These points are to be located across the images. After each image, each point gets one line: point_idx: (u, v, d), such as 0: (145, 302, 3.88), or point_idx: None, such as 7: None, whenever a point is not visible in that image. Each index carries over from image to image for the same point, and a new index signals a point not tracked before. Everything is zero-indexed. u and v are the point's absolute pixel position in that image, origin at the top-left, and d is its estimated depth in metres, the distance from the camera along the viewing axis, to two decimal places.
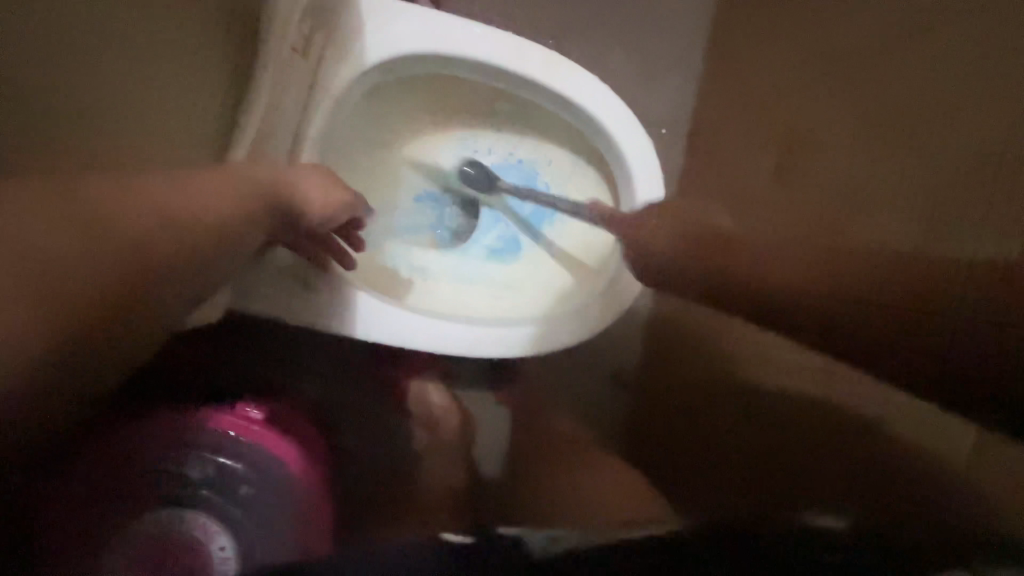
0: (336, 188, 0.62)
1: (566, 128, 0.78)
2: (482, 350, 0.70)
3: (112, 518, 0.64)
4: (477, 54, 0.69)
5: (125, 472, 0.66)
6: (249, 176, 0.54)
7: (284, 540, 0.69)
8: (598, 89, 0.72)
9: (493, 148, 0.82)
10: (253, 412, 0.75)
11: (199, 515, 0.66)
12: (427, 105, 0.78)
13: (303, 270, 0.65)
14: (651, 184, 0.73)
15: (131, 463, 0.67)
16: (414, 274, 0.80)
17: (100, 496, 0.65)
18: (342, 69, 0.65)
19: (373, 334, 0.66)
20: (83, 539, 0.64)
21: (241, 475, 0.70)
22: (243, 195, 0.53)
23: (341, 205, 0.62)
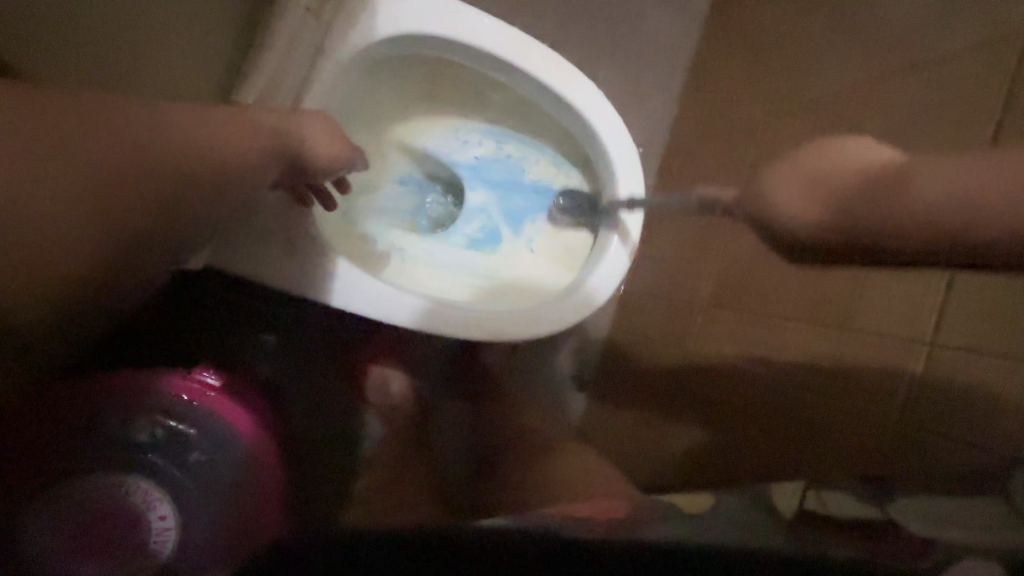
0: (340, 139, 0.60)
1: (556, 130, 0.81)
2: (457, 331, 0.70)
3: (49, 477, 0.60)
4: (483, 44, 0.71)
5: (71, 428, 0.62)
6: (262, 121, 0.53)
7: (230, 514, 0.65)
8: (593, 94, 0.76)
9: (483, 141, 0.85)
10: (211, 377, 0.70)
11: (142, 482, 0.62)
12: (424, 90, 0.80)
13: (291, 230, 0.64)
14: (634, 192, 0.76)
15: (74, 421, 0.62)
16: (392, 253, 0.80)
17: (36, 453, 0.61)
18: (349, 37, 0.65)
19: (350, 303, 0.65)
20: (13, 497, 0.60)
21: (193, 441, 0.66)
22: (258, 138, 0.52)
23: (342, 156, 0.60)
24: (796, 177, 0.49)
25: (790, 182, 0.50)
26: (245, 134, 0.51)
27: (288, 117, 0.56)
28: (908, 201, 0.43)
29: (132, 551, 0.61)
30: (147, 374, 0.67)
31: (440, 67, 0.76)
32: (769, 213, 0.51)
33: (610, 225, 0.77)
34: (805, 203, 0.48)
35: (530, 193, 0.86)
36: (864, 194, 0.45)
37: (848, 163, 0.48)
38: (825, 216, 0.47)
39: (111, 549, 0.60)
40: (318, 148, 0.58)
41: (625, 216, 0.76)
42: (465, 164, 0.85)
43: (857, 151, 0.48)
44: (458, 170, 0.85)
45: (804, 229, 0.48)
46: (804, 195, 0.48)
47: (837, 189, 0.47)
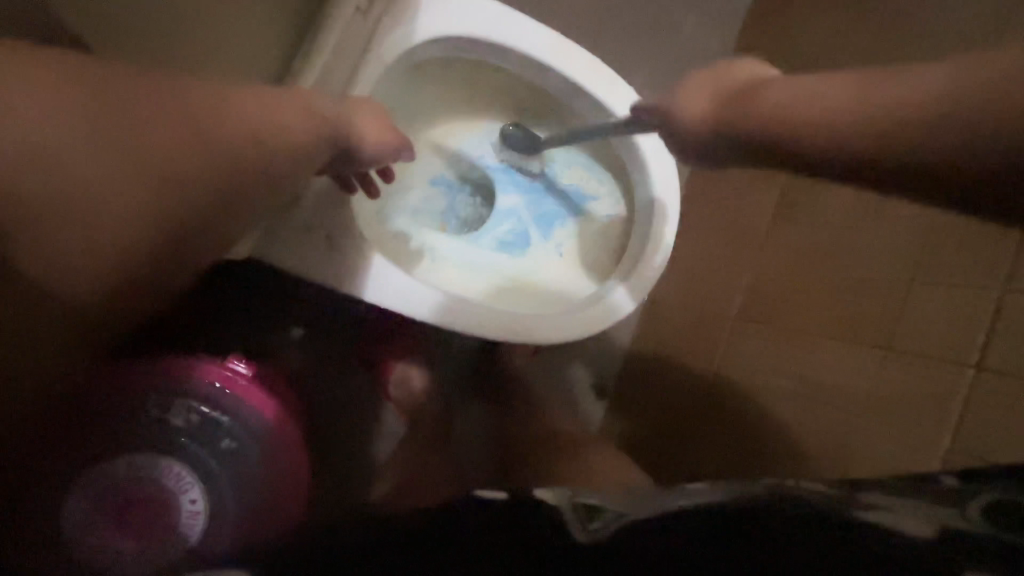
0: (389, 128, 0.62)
1: (592, 135, 0.82)
2: (486, 331, 0.70)
3: (89, 454, 0.62)
4: (523, 47, 0.72)
5: (105, 411, 0.64)
6: (313, 110, 0.55)
7: (258, 502, 0.67)
8: (630, 99, 0.76)
9: (516, 144, 0.85)
10: (242, 366, 0.71)
11: (176, 464, 0.64)
12: (459, 92, 0.80)
13: (330, 225, 0.65)
14: (670, 198, 0.76)
15: (111, 402, 0.64)
16: (423, 252, 0.80)
17: (76, 430, 0.63)
18: (391, 38, 0.66)
19: (383, 299, 0.66)
20: (50, 470, 0.62)
21: (225, 428, 0.67)
22: (311, 128, 0.54)
23: (390, 143, 0.62)
24: (704, 86, 0.56)
25: (702, 90, 0.56)
26: (300, 123, 0.53)
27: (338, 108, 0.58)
28: (776, 101, 0.49)
29: (165, 532, 0.63)
30: (182, 359, 0.68)
31: (480, 70, 0.77)
32: (679, 116, 0.57)
33: (643, 232, 0.77)
34: (705, 103, 0.55)
35: (562, 197, 0.86)
36: (743, 96, 0.52)
37: (741, 79, 0.55)
38: (722, 108, 0.54)
39: (145, 529, 0.62)
40: (367, 136, 0.60)
41: (659, 222, 0.76)
42: (498, 167, 0.86)
43: (752, 69, 0.57)
44: (491, 172, 0.86)
45: (694, 121, 0.56)
46: (708, 97, 0.55)
47: (730, 91, 0.54)
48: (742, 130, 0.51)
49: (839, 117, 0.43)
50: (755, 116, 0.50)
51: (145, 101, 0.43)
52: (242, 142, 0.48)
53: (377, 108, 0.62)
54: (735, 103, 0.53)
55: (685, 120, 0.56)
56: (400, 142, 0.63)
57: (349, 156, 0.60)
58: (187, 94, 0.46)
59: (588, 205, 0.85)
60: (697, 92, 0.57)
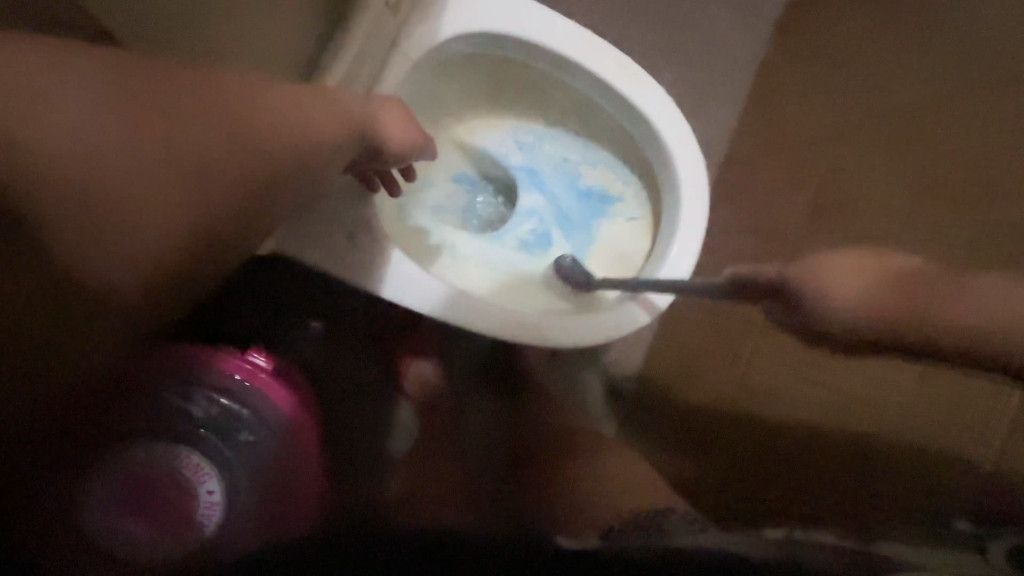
0: (411, 125, 0.63)
1: (619, 136, 0.80)
2: (506, 333, 0.69)
3: (108, 442, 0.62)
4: (552, 44, 0.70)
5: (129, 398, 0.64)
6: (339, 105, 0.55)
7: (274, 495, 0.67)
8: (661, 99, 0.74)
9: (541, 144, 0.84)
10: (262, 360, 0.71)
11: (194, 454, 0.64)
12: (485, 90, 0.79)
13: (352, 221, 0.64)
14: (700, 203, 0.74)
15: (133, 391, 0.65)
16: (443, 250, 0.79)
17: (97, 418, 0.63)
18: (419, 33, 0.65)
19: (404, 298, 0.65)
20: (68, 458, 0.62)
21: (244, 421, 0.68)
22: (337, 123, 0.54)
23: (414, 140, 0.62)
24: (849, 266, 0.49)
25: (849, 272, 0.48)
26: (326, 118, 0.53)
27: (364, 103, 0.58)
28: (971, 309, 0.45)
29: (182, 521, 0.63)
30: (205, 351, 0.69)
31: (507, 68, 0.76)
32: (824, 307, 0.49)
33: (669, 236, 0.75)
34: (858, 285, 0.48)
35: (586, 199, 0.84)
36: (904, 296, 0.47)
37: (882, 262, 0.49)
38: (886, 301, 0.47)
39: (163, 515, 0.62)
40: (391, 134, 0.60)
41: (687, 228, 0.73)
42: (521, 167, 0.84)
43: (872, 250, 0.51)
44: (514, 172, 0.84)
45: (846, 314, 0.48)
46: (860, 279, 0.48)
47: (882, 276, 0.48)
48: (902, 335, 0.47)
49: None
50: (946, 329, 0.46)
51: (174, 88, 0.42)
52: (269, 134, 0.47)
53: (400, 107, 0.63)
54: (901, 296, 0.47)
55: (831, 315, 0.48)
56: (423, 140, 0.65)
57: (374, 152, 0.60)
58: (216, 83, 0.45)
59: (612, 206, 0.84)
60: (850, 272, 0.48)
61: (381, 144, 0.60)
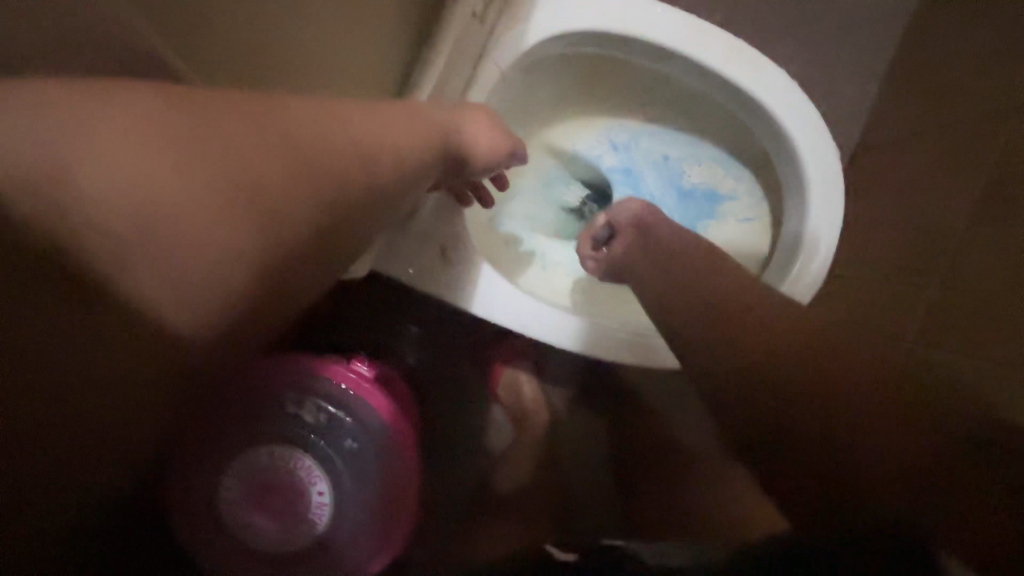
0: (501, 133, 0.61)
1: (730, 126, 0.71)
2: (599, 349, 0.66)
3: (233, 440, 0.67)
4: (652, 34, 0.64)
5: (243, 399, 0.68)
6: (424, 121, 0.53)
7: (375, 500, 0.70)
8: (781, 80, 0.64)
9: (639, 142, 0.78)
10: (365, 368, 0.73)
11: (307, 457, 0.68)
12: (577, 91, 0.75)
13: (444, 238, 0.63)
14: (831, 197, 0.64)
15: (252, 396, 0.68)
16: (534, 259, 0.76)
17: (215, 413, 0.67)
18: (505, 41, 0.63)
19: (493, 312, 0.63)
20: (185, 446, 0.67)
21: (348, 428, 0.69)
22: (421, 143, 0.52)
23: (502, 148, 0.61)
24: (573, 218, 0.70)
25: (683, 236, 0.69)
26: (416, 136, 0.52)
27: (449, 119, 0.56)
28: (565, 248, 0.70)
29: (299, 515, 0.68)
30: (312, 360, 0.71)
31: (602, 66, 0.71)
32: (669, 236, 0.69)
33: (794, 237, 0.65)
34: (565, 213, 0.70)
35: (689, 198, 0.77)
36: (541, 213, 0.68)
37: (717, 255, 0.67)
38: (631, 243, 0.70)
39: (284, 512, 0.68)
40: (479, 144, 0.59)
41: (817, 227, 0.63)
42: (617, 168, 0.79)
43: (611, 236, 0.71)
44: (608, 174, 0.79)
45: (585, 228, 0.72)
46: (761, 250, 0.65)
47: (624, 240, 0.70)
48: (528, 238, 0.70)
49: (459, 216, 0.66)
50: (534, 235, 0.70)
51: (277, 124, 0.41)
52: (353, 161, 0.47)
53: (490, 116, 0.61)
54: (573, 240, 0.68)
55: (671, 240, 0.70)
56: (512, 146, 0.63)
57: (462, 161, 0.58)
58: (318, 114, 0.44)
59: (722, 206, 0.75)
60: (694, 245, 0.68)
61: (471, 155, 0.58)
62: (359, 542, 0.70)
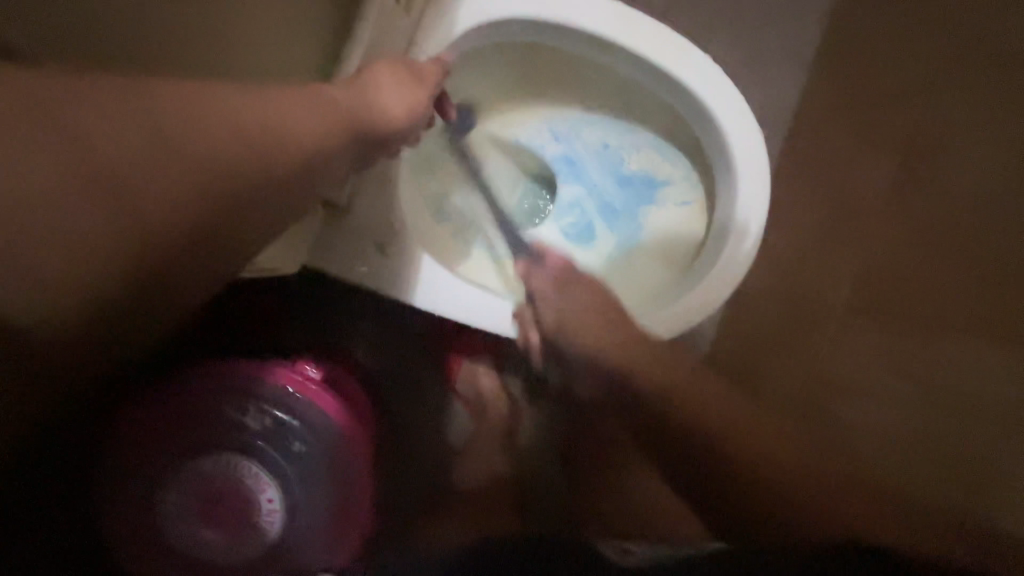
0: (415, 87, 0.55)
1: (664, 114, 0.73)
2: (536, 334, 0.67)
3: (168, 453, 0.65)
4: (580, 23, 0.65)
5: (172, 412, 0.65)
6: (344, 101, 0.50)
7: (325, 505, 0.68)
8: (706, 66, 0.66)
9: (580, 130, 0.79)
10: (312, 369, 0.70)
11: (253, 464, 0.66)
12: (514, 79, 0.75)
13: (383, 230, 0.62)
14: (757, 179, 0.66)
15: (188, 409, 0.65)
16: (480, 250, 0.76)
17: (142, 428, 0.64)
18: (432, 28, 0.62)
19: (434, 303, 0.63)
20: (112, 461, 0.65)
21: (296, 431, 0.67)
22: (344, 123, 0.48)
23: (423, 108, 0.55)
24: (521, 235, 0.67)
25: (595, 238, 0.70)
26: (334, 119, 0.47)
27: (370, 94, 0.52)
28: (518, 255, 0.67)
29: (248, 525, 0.66)
30: (255, 363, 0.68)
31: (535, 54, 0.71)
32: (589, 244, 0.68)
33: (724, 221, 0.68)
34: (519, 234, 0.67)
35: (630, 184, 0.78)
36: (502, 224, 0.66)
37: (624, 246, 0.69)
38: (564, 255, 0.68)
39: (231, 522, 0.66)
40: (394, 110, 0.53)
41: (742, 210, 0.66)
42: (560, 157, 0.80)
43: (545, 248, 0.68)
44: (550, 163, 0.80)
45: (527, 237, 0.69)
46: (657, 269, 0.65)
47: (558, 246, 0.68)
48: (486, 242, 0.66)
49: (392, 204, 0.63)
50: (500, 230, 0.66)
51: (167, 111, 0.38)
52: None
53: (400, 69, 0.55)
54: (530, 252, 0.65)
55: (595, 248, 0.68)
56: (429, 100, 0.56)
57: (390, 143, 0.55)
58: (226, 102, 0.41)
59: (662, 190, 0.77)
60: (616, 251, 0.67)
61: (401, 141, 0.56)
62: (312, 550, 0.68)
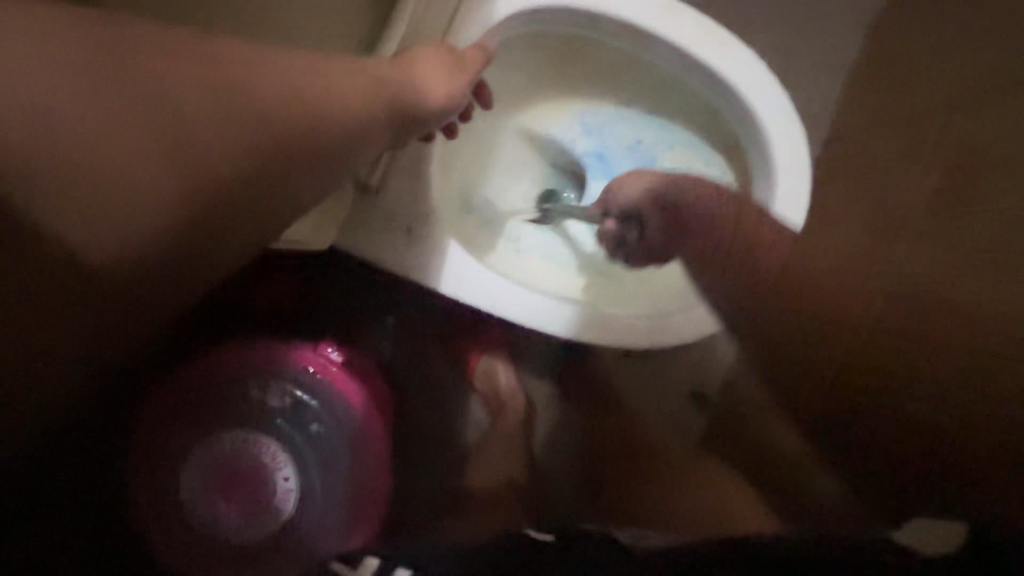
0: (456, 71, 0.55)
1: (702, 112, 0.71)
2: (559, 327, 0.66)
3: (192, 424, 0.66)
4: (620, 15, 0.64)
5: (197, 384, 0.66)
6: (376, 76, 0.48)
7: (339, 488, 0.68)
8: (749, 61, 0.65)
9: (613, 126, 0.78)
10: (335, 353, 0.70)
11: (272, 442, 0.67)
12: (549, 72, 0.74)
13: (411, 216, 0.62)
14: (797, 177, 0.64)
15: (213, 382, 0.66)
16: (507, 241, 0.75)
17: (168, 399, 0.66)
18: (470, 12, 0.61)
19: (458, 290, 0.63)
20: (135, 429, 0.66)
21: (315, 412, 0.67)
22: (374, 101, 0.47)
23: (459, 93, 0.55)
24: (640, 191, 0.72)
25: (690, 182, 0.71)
26: (361, 88, 0.46)
27: (405, 74, 0.51)
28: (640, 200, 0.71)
29: (263, 502, 0.67)
30: (280, 342, 0.69)
31: (572, 46, 0.71)
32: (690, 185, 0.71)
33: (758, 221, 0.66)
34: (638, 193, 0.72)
35: None
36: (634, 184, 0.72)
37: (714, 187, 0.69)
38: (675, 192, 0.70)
39: (248, 497, 0.67)
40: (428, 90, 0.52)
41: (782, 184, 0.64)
42: (591, 152, 0.79)
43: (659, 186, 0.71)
44: (582, 158, 0.79)
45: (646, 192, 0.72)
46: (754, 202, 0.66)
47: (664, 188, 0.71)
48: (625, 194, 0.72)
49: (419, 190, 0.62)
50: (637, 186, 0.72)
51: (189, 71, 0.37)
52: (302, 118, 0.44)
53: (442, 53, 0.55)
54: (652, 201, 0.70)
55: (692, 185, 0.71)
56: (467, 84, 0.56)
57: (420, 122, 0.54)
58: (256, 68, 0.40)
59: None
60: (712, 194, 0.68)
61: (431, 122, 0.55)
62: (326, 532, 0.68)
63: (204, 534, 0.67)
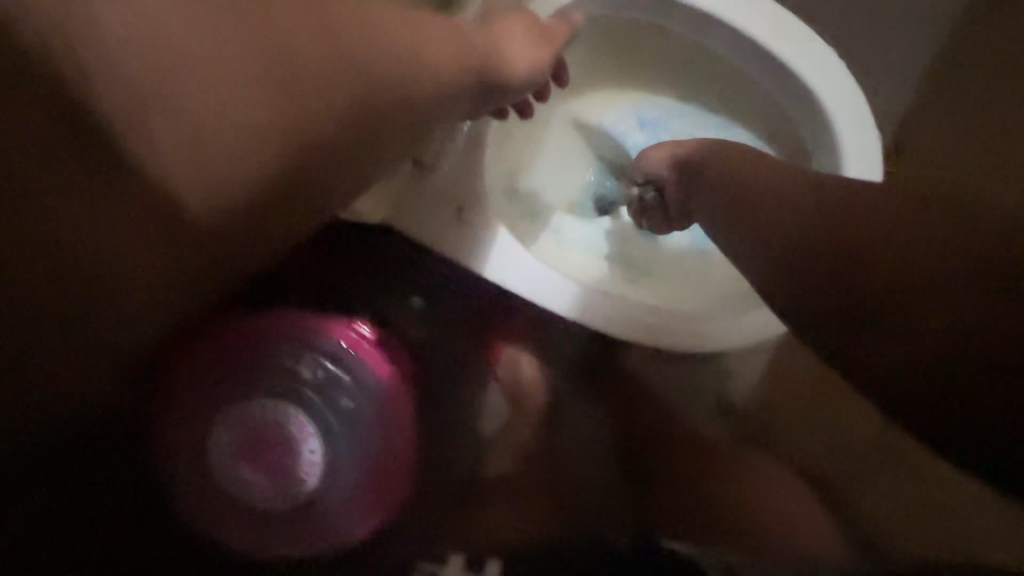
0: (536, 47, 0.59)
1: (765, 108, 0.69)
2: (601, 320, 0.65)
3: (224, 389, 0.66)
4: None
5: (231, 350, 0.66)
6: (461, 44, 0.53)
7: (364, 465, 0.68)
8: (820, 52, 0.63)
9: (667, 121, 0.75)
10: (368, 330, 0.70)
11: (301, 413, 0.66)
12: (610, 61, 0.73)
13: (464, 196, 0.62)
14: (867, 147, 0.62)
15: (248, 348, 0.66)
16: (548, 231, 0.72)
17: (200, 362, 0.66)
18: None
19: (500, 273, 0.62)
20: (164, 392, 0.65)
21: (345, 387, 0.67)
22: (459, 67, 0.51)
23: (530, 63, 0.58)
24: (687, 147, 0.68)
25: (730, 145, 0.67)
26: None
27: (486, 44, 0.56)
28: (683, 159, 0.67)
29: (287, 474, 0.66)
30: (315, 315, 0.69)
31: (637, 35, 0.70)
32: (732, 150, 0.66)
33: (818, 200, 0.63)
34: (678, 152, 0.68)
35: None
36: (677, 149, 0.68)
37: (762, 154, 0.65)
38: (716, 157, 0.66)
39: (271, 468, 0.66)
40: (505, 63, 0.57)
41: (855, 146, 0.62)
42: (642, 147, 0.76)
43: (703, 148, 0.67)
44: (631, 151, 0.76)
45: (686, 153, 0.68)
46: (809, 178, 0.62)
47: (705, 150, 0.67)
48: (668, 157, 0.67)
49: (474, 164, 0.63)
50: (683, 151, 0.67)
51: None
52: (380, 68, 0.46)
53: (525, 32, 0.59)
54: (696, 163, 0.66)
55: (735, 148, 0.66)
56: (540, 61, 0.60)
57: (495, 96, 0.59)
58: None
59: None
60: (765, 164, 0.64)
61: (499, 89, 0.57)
62: (350, 509, 0.68)
63: (226, 505, 0.66)
